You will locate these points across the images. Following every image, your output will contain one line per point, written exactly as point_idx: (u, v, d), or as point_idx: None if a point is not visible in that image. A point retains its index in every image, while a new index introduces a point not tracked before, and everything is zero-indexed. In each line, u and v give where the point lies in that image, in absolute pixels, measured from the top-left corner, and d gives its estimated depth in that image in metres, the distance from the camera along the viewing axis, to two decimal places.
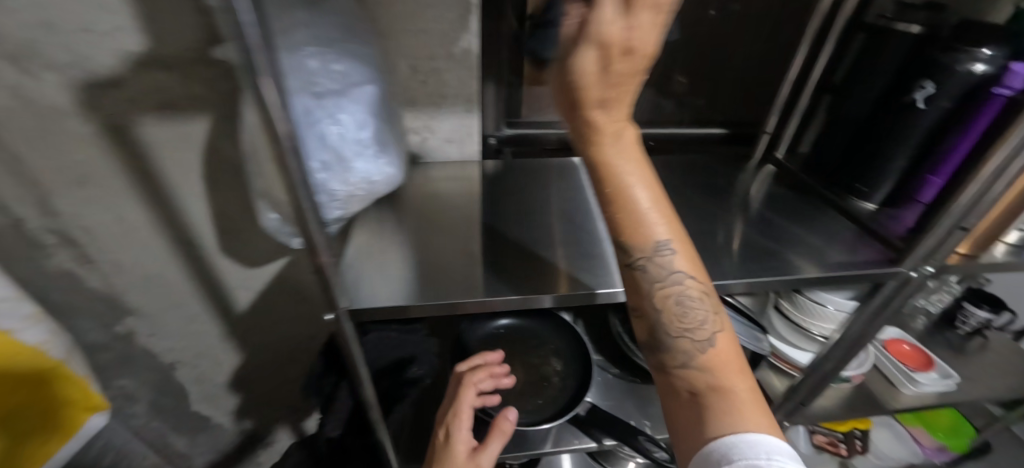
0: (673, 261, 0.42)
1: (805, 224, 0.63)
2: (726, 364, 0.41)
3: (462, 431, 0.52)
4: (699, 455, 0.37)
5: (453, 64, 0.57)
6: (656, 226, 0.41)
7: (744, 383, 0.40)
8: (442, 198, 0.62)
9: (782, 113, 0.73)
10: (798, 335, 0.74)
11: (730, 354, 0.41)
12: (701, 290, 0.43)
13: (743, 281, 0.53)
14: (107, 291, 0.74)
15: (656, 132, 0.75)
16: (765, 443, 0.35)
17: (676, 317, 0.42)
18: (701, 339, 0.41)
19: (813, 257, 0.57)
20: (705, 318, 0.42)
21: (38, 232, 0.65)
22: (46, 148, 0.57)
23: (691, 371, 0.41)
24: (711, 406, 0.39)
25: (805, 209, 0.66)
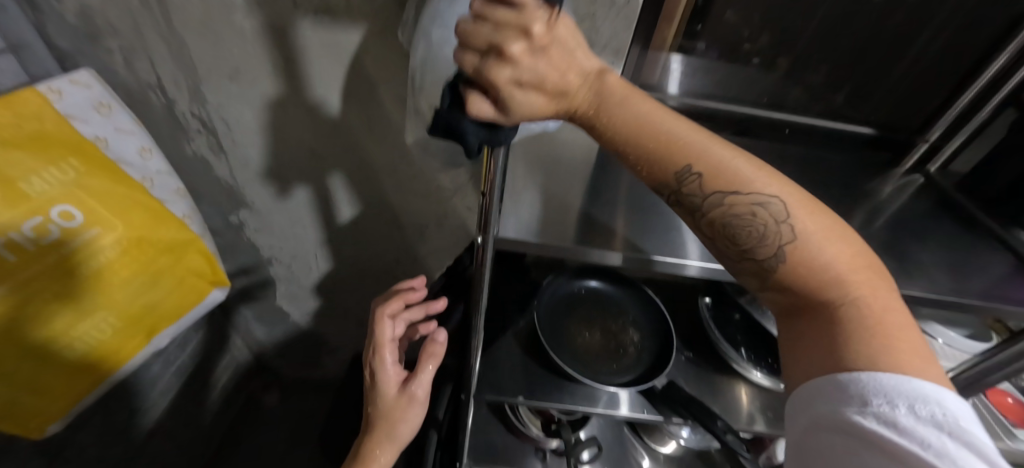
0: (706, 185, 0.33)
1: (952, 246, 0.57)
2: (827, 268, 0.34)
3: (386, 367, 0.49)
4: (806, 383, 0.35)
5: (613, 12, 0.54)
6: (671, 152, 0.33)
7: (855, 280, 0.33)
8: (564, 149, 0.62)
9: (950, 126, 0.65)
10: None
11: (812, 258, 0.34)
12: (751, 201, 0.33)
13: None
14: (229, 182, 0.81)
15: (797, 120, 0.70)
16: (887, 392, 0.30)
17: (733, 241, 0.35)
18: (772, 257, 0.34)
19: (950, 282, 0.52)
20: (766, 232, 0.33)
21: (185, 116, 0.71)
22: (207, 39, 0.61)
23: (788, 292, 0.35)
24: (810, 325, 0.35)
25: (959, 233, 0.60)
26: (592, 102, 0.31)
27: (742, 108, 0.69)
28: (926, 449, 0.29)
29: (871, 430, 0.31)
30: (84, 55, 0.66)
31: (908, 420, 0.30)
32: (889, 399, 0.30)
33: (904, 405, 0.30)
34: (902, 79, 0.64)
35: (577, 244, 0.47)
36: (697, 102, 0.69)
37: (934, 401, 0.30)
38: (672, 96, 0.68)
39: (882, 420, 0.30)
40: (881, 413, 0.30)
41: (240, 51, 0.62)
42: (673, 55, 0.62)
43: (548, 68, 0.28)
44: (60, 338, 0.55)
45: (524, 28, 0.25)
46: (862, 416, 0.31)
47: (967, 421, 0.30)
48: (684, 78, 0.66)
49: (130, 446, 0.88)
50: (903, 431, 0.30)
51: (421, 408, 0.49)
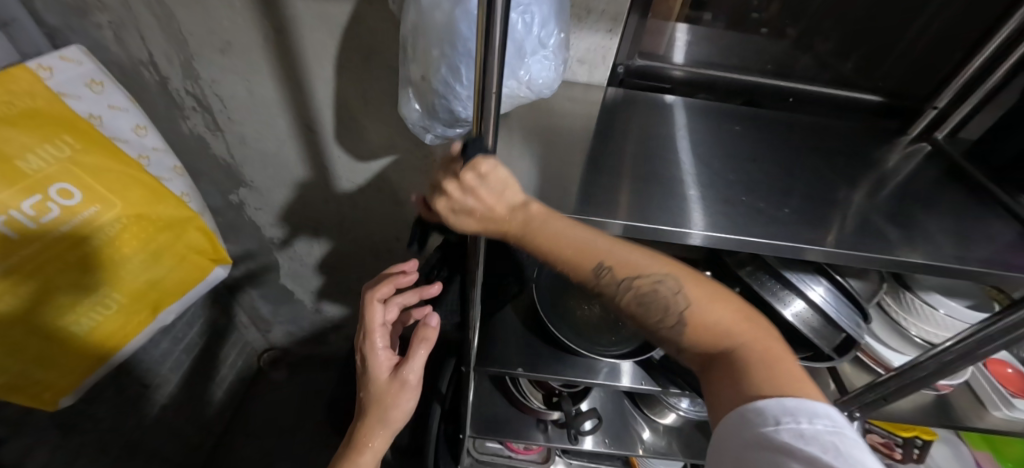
0: (617, 275, 0.41)
1: (958, 214, 0.56)
2: (717, 325, 0.40)
3: (378, 352, 0.49)
4: (722, 424, 0.37)
5: None
6: (584, 252, 0.41)
7: (744, 330, 0.39)
8: (562, 121, 0.61)
9: (959, 92, 0.63)
10: (896, 337, 0.70)
11: (706, 321, 0.40)
12: (650, 281, 0.41)
13: (825, 250, 0.48)
14: (227, 160, 0.81)
15: (802, 88, 0.67)
16: (790, 408, 0.34)
17: (644, 316, 0.41)
18: (678, 323, 0.41)
19: (954, 251, 0.51)
20: (667, 302, 0.41)
21: (179, 93, 0.71)
22: (196, 11, 0.60)
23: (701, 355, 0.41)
24: (717, 378, 0.39)
25: (964, 200, 0.58)
26: (521, 226, 0.39)
27: (747, 78, 0.67)
28: (826, 452, 0.31)
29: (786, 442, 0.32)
30: (75, 31, 0.65)
31: (811, 427, 0.32)
32: (792, 415, 0.33)
33: (804, 420, 0.33)
34: (912, 42, 0.62)
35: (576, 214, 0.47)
36: (703, 72, 0.67)
37: (824, 415, 0.33)
38: (677, 66, 0.66)
39: (792, 431, 0.32)
40: (791, 425, 0.33)
41: (229, 24, 0.61)
42: (679, 25, 0.61)
43: (476, 202, 0.38)
44: (63, 314, 0.55)
45: (456, 172, 0.36)
46: (776, 429, 0.33)
47: (853, 433, 0.33)
48: (689, 46, 0.64)
49: (141, 420, 0.91)
50: (809, 439, 0.32)
51: (412, 395, 0.49)
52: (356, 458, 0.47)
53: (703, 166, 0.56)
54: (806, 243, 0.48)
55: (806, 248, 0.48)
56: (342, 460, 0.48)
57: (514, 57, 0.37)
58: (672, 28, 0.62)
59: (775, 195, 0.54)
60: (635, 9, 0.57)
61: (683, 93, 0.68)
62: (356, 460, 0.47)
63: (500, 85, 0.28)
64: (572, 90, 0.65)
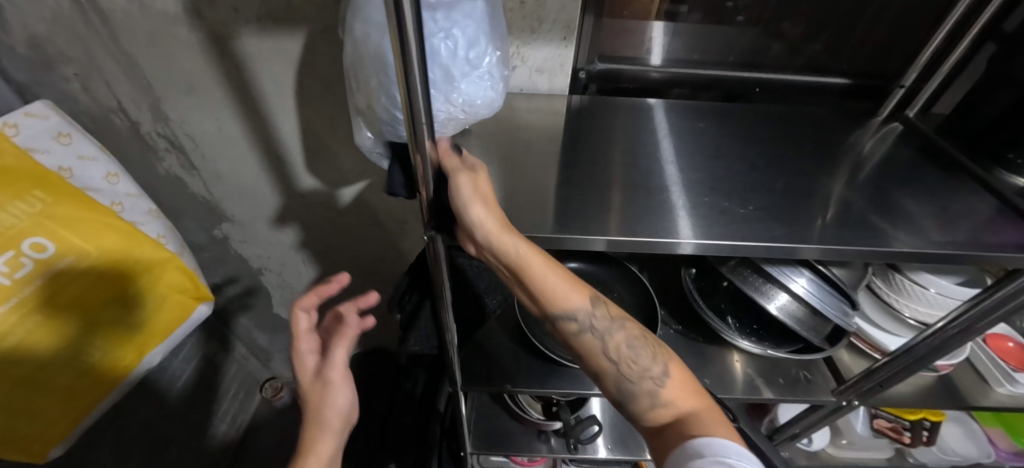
0: (602, 318, 0.42)
1: (933, 193, 0.55)
2: (686, 400, 0.40)
3: (303, 358, 0.48)
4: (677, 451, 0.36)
5: None
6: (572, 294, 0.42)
7: (702, 407, 0.39)
8: (526, 132, 0.60)
9: (925, 68, 0.62)
10: (890, 317, 0.68)
11: (688, 389, 0.40)
12: (633, 337, 0.42)
13: (802, 245, 0.47)
14: (207, 197, 0.82)
15: (770, 77, 0.66)
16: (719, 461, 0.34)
17: (630, 363, 0.41)
18: (660, 374, 0.40)
19: (936, 233, 0.50)
20: (653, 356, 0.42)
21: (151, 137, 0.72)
22: (158, 55, 0.61)
23: (662, 408, 0.40)
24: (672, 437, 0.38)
25: (939, 178, 0.57)
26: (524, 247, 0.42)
27: (714, 72, 0.66)
28: None
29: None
30: (42, 86, 0.66)
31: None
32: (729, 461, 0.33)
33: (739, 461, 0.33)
34: (870, 22, 0.61)
35: (555, 233, 0.46)
36: (680, 70, 0.66)
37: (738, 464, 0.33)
38: (655, 67, 0.66)
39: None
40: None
41: (192, 65, 0.62)
42: (658, 23, 0.61)
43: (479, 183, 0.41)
44: (89, 337, 0.60)
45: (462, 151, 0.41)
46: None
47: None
48: (667, 45, 0.64)
49: (146, 460, 0.91)
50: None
51: (344, 391, 0.46)
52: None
53: (668, 166, 0.56)
54: (779, 240, 0.47)
55: (786, 245, 0.47)
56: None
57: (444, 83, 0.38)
58: (628, 29, 0.62)
59: (744, 191, 0.53)
60: (589, 12, 0.57)
61: (659, 93, 0.68)
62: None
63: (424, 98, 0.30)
64: (535, 101, 0.65)
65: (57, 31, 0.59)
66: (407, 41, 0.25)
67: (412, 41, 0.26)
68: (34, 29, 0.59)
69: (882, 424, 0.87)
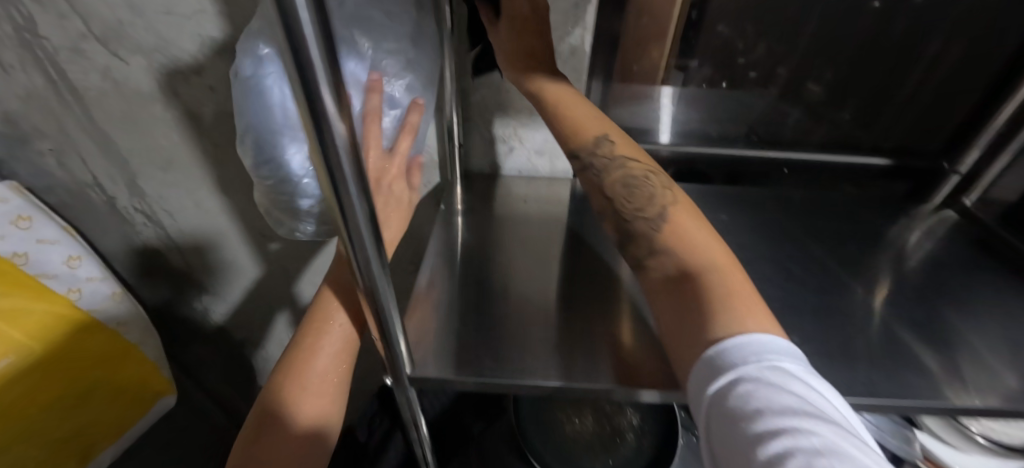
0: (614, 149, 0.36)
1: (995, 315, 0.47)
2: (698, 247, 0.30)
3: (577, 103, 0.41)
4: (704, 364, 0.25)
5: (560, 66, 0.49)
6: (589, 121, 0.38)
7: (717, 259, 0.29)
8: (523, 223, 0.54)
9: (987, 150, 0.56)
10: (951, 431, 0.54)
11: (697, 231, 0.31)
12: (645, 169, 0.35)
13: (855, 393, 0.38)
14: (188, 271, 0.77)
15: (796, 158, 0.60)
16: (761, 338, 0.24)
17: (624, 195, 0.34)
18: (656, 216, 0.32)
19: (1011, 376, 0.41)
20: (654, 193, 0.34)
21: (129, 211, 0.68)
22: (133, 132, 0.57)
23: (657, 259, 0.31)
24: (699, 302, 0.27)
25: (999, 297, 0.49)
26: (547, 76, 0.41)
27: (732, 150, 0.60)
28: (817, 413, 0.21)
29: (745, 395, 0.22)
30: (16, 159, 0.63)
31: (860, 438, 0.21)
32: (758, 357, 0.23)
33: (777, 357, 0.24)
34: (918, 98, 0.54)
35: (564, 380, 0.35)
36: (692, 150, 0.60)
37: (772, 351, 0.24)
38: (665, 145, 0.59)
39: (777, 384, 0.22)
40: (776, 369, 0.23)
41: (170, 141, 0.58)
42: (666, 87, 0.52)
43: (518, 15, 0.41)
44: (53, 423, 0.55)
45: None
46: (752, 376, 0.23)
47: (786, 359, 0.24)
48: (675, 116, 0.57)
49: None
50: (855, 454, 0.18)
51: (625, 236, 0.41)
52: (325, 324, 0.39)
53: None
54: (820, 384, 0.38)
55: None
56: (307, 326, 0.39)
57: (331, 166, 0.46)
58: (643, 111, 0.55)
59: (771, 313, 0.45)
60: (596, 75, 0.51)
61: (673, 173, 0.61)
62: (326, 331, 0.39)
63: (371, 234, 0.23)
64: (537, 184, 0.59)
65: (30, 107, 0.56)
66: (343, 185, 0.20)
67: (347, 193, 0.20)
68: (7, 105, 0.56)
69: None
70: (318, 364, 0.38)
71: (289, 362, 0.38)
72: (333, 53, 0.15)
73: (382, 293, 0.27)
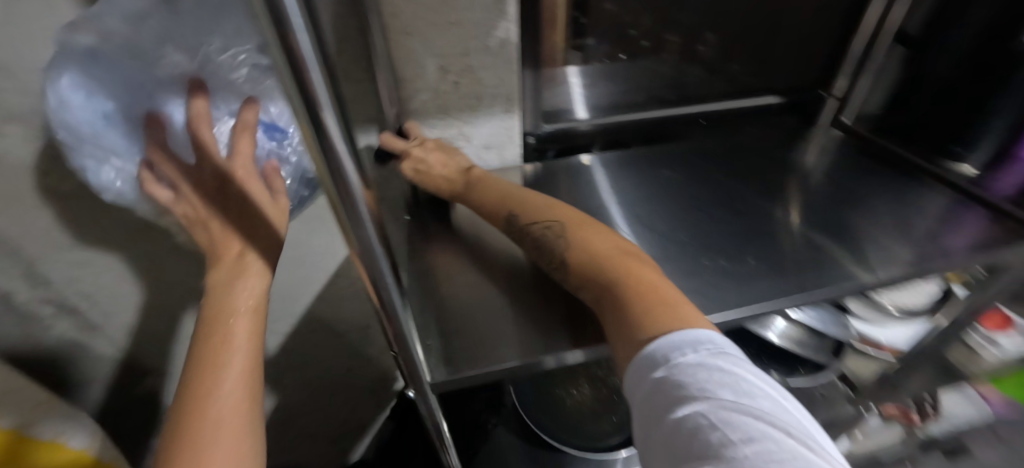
0: (522, 219, 0.43)
1: (882, 205, 0.57)
2: (597, 270, 0.37)
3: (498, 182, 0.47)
4: (629, 371, 0.30)
5: (489, 59, 0.48)
6: (500, 206, 0.45)
7: (623, 272, 0.35)
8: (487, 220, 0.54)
9: (853, 76, 0.65)
10: (868, 308, 0.61)
11: (607, 256, 0.37)
12: (543, 226, 0.42)
13: (803, 295, 0.45)
14: (119, 355, 0.67)
15: (710, 109, 0.66)
16: (664, 338, 0.29)
17: (535, 252, 0.42)
18: (561, 263, 0.39)
19: (904, 250, 0.50)
20: (552, 241, 0.41)
21: (31, 305, 0.58)
22: (20, 215, 0.49)
23: (584, 293, 0.38)
24: (614, 323, 0.34)
25: (884, 189, 0.60)
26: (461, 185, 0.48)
27: (656, 112, 0.64)
28: (723, 398, 0.25)
29: (663, 396, 0.27)
30: None
31: (760, 392, 0.26)
32: (669, 355, 0.28)
33: (688, 354, 0.28)
34: (791, 40, 0.62)
35: (575, 347, 0.39)
36: (617, 118, 0.63)
37: (682, 344, 0.28)
38: (582, 120, 0.62)
39: (682, 379, 0.27)
40: (685, 362, 0.27)
41: (72, 213, 0.51)
42: (568, 69, 0.55)
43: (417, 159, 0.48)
44: None
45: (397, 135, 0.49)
46: (665, 376, 0.27)
47: (691, 348, 0.28)
48: (588, 94, 0.60)
49: None
50: (752, 427, 0.24)
51: None
52: (219, 362, 0.34)
53: (642, 229, 0.53)
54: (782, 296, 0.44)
55: (787, 299, 0.44)
56: (197, 363, 0.34)
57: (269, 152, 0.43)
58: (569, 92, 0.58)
59: (725, 249, 0.50)
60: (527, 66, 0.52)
61: (605, 144, 0.65)
62: (220, 374, 0.33)
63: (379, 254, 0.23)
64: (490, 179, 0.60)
65: None
66: (350, 206, 0.20)
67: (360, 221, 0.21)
68: None
69: (891, 410, 0.85)
70: (216, 409, 0.32)
71: (183, 419, 0.32)
72: (327, 71, 0.16)
73: (399, 309, 0.27)
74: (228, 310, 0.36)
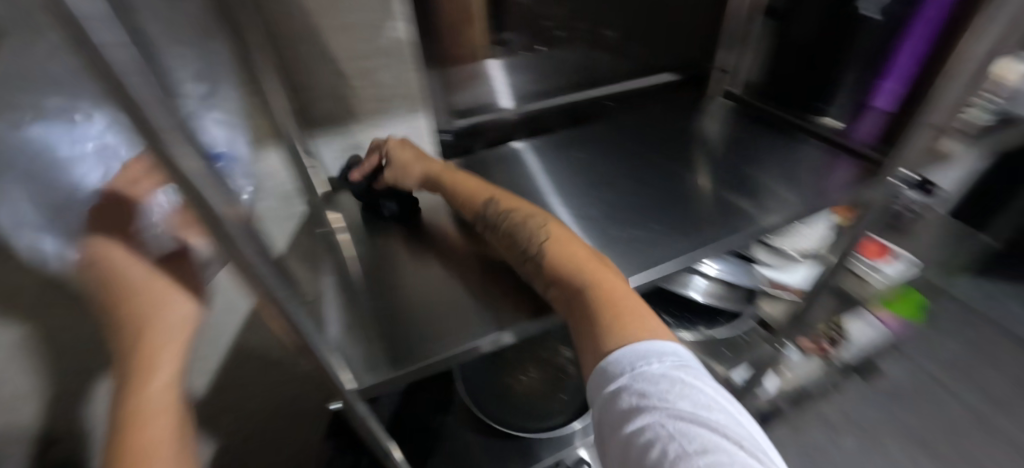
0: (500, 207, 0.44)
1: (771, 160, 0.63)
2: (572, 263, 0.38)
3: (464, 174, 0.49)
4: (597, 371, 0.32)
5: (387, 58, 0.48)
6: (477, 199, 0.46)
7: (592, 269, 0.37)
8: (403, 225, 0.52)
9: (733, 49, 0.72)
10: (775, 256, 0.70)
11: (576, 251, 0.39)
12: (521, 217, 0.42)
13: (710, 247, 0.50)
14: None
15: (614, 91, 0.70)
16: (631, 346, 0.32)
17: (510, 243, 0.42)
18: (535, 253, 0.40)
19: (791, 198, 0.56)
20: (529, 233, 0.41)
21: None
22: None
23: (552, 290, 0.39)
24: (584, 315, 0.35)
25: (772, 146, 0.66)
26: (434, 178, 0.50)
27: (568, 97, 0.67)
28: (682, 413, 0.28)
29: (627, 406, 0.30)
30: None
31: (714, 403, 0.30)
32: (635, 369, 0.31)
33: (651, 364, 0.31)
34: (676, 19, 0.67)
35: (498, 329, 0.40)
36: (531, 106, 0.65)
37: (645, 355, 0.31)
38: (507, 109, 0.62)
39: (646, 392, 0.30)
40: (649, 376, 0.30)
41: None
42: (490, 63, 0.56)
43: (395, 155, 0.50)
44: None
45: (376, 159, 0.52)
46: (630, 387, 0.30)
47: (656, 359, 0.31)
48: (511, 83, 0.61)
49: None
50: (706, 439, 0.27)
51: None
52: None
53: (562, 208, 0.55)
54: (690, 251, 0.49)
55: (700, 251, 0.49)
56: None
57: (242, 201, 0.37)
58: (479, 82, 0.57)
59: (639, 217, 0.54)
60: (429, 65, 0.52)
61: (523, 132, 0.66)
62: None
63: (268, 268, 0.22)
64: None
65: None
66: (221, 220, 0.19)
67: (245, 235, 0.20)
68: None
69: (808, 344, 0.94)
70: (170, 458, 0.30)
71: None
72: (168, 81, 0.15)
73: (303, 321, 0.26)
74: (144, 380, 0.32)
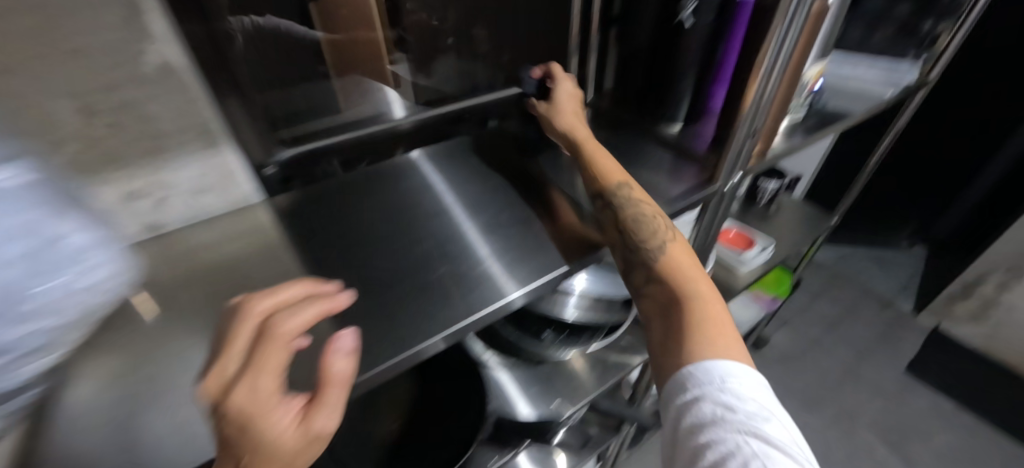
0: (632, 195, 0.51)
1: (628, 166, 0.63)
2: (684, 270, 0.46)
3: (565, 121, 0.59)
4: (681, 373, 0.41)
5: (153, 88, 0.39)
6: (616, 176, 0.53)
7: (696, 285, 0.45)
8: (230, 266, 0.46)
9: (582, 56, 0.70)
10: None
11: (681, 259, 0.47)
12: (654, 213, 0.50)
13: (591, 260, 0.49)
14: None
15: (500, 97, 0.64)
16: (715, 361, 0.40)
17: (631, 231, 0.48)
18: (656, 247, 0.48)
19: None
20: (658, 229, 0.48)
21: None
22: None
23: (653, 287, 0.47)
24: (686, 315, 0.43)
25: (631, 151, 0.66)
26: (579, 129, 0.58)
27: (451, 105, 0.60)
28: (751, 428, 0.36)
29: (707, 412, 0.38)
30: None
31: (774, 424, 0.37)
32: (718, 384, 0.38)
33: (730, 384, 0.38)
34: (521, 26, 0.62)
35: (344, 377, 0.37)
36: (428, 113, 0.58)
37: (723, 372, 0.39)
38: (403, 119, 0.56)
39: (723, 403, 0.38)
40: (726, 391, 0.38)
41: None
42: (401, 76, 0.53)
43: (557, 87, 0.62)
44: None
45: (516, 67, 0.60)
46: (709, 395, 0.38)
47: (734, 378, 0.39)
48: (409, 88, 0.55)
49: None
50: (768, 451, 0.35)
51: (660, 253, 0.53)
52: None
53: (410, 237, 0.50)
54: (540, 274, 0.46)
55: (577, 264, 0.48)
56: None
57: (14, 282, 0.28)
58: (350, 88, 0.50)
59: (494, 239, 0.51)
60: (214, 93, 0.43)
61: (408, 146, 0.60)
62: None
63: None
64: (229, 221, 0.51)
65: None
66: None
67: None
68: None
69: None
70: (274, 422, 0.28)
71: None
72: None
73: None
74: None
